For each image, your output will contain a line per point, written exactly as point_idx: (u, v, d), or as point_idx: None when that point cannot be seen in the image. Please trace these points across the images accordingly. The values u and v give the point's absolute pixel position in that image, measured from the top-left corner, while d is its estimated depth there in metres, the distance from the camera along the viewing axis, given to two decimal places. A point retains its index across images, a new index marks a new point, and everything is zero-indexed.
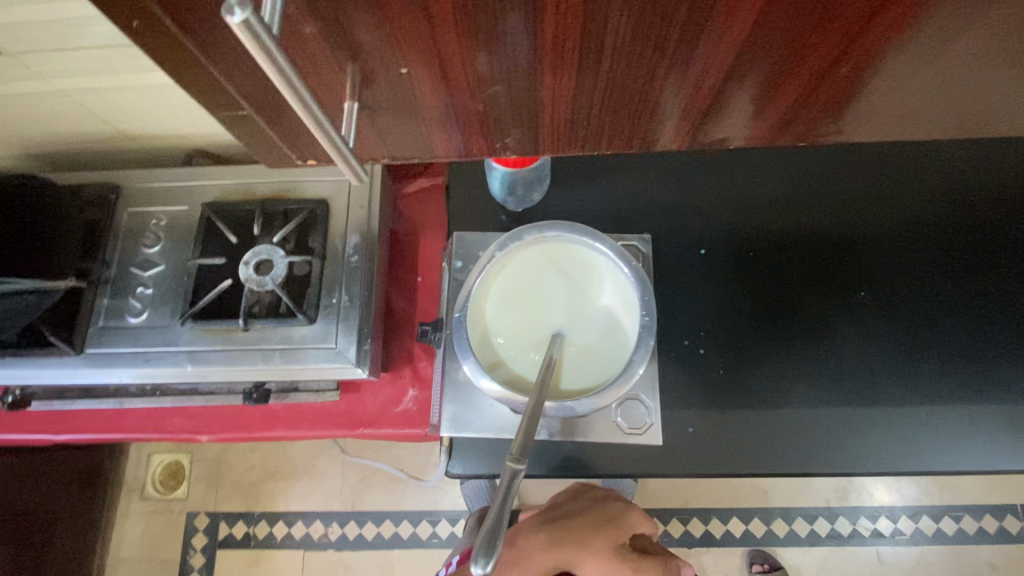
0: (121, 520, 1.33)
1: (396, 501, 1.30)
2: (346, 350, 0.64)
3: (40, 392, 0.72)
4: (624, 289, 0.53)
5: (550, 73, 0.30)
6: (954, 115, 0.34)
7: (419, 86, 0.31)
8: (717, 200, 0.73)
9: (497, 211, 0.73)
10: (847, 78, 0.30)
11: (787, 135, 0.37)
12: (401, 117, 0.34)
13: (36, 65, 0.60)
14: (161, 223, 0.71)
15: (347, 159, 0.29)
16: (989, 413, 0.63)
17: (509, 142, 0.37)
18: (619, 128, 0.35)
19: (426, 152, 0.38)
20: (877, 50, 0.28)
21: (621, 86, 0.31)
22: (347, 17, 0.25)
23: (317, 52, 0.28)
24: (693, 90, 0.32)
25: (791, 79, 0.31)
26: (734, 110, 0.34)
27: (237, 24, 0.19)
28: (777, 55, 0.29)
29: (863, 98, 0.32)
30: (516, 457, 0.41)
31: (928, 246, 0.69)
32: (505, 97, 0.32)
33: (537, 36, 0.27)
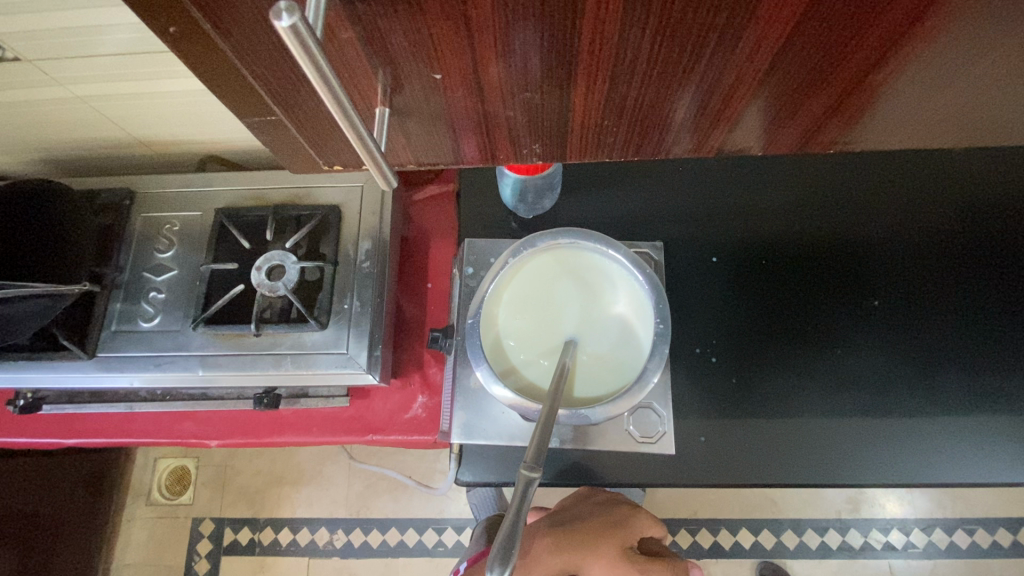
0: (127, 525, 1.32)
1: (402, 508, 1.30)
2: (357, 356, 0.64)
3: (52, 396, 0.72)
4: (638, 296, 0.53)
5: (579, 81, 0.29)
6: (982, 124, 0.34)
7: (448, 91, 0.31)
8: (729, 207, 0.73)
9: (508, 218, 0.73)
10: (875, 89, 0.30)
11: (810, 143, 0.37)
12: (427, 123, 0.34)
13: (54, 72, 0.61)
14: (174, 228, 0.72)
15: (379, 165, 0.28)
16: (1007, 425, 0.62)
17: (535, 150, 0.37)
18: (644, 135, 0.36)
19: (450, 157, 0.38)
20: (908, 61, 0.28)
21: (648, 96, 0.31)
22: (383, 23, 0.25)
23: (352, 58, 0.28)
24: (721, 99, 0.31)
25: (818, 90, 0.31)
26: (757, 120, 0.34)
27: (284, 29, 0.19)
28: (806, 65, 0.29)
29: (889, 109, 0.32)
30: (530, 465, 0.40)
31: (944, 255, 0.69)
32: (534, 104, 0.32)
33: (571, 43, 0.27)
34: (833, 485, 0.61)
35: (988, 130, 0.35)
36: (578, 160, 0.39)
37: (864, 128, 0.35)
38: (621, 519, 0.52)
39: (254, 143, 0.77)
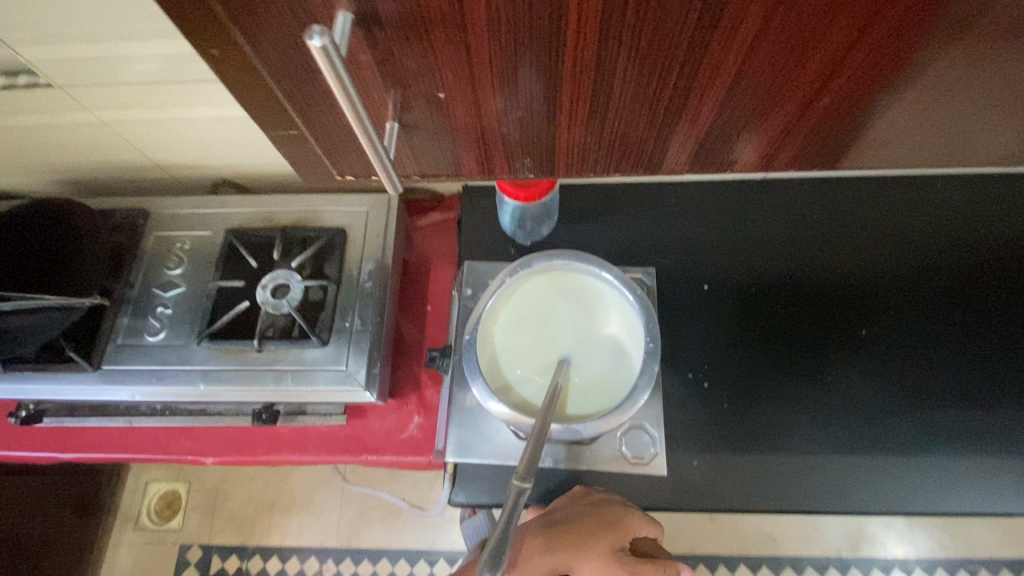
0: (112, 550, 1.30)
1: (394, 538, 1.27)
2: (356, 373, 0.65)
3: (53, 409, 0.73)
4: (629, 316, 0.55)
5: (572, 94, 0.31)
6: (964, 151, 0.35)
7: (451, 106, 0.32)
8: (720, 238, 0.76)
9: (507, 244, 0.76)
10: (838, 112, 0.31)
11: (808, 166, 0.37)
12: (432, 137, 0.35)
13: (83, 98, 0.65)
14: (185, 246, 0.74)
15: (387, 169, 0.31)
16: (994, 453, 0.63)
17: (527, 163, 0.38)
18: (627, 153, 0.36)
19: (453, 169, 0.39)
20: (863, 83, 0.29)
21: (618, 112, 0.32)
22: (396, 47, 0.28)
23: (369, 78, 0.30)
24: (690, 121, 0.33)
25: (783, 110, 0.32)
26: (736, 143, 0.35)
27: (316, 48, 0.22)
28: (769, 86, 0.30)
29: (854, 134, 0.33)
30: (522, 476, 0.42)
31: (924, 286, 0.72)
32: (531, 119, 0.33)
33: (564, 58, 0.28)
34: (825, 511, 0.62)
35: (955, 160, 0.36)
36: (567, 177, 0.40)
37: (839, 154, 0.35)
38: (614, 522, 0.50)
39: (267, 169, 0.81)
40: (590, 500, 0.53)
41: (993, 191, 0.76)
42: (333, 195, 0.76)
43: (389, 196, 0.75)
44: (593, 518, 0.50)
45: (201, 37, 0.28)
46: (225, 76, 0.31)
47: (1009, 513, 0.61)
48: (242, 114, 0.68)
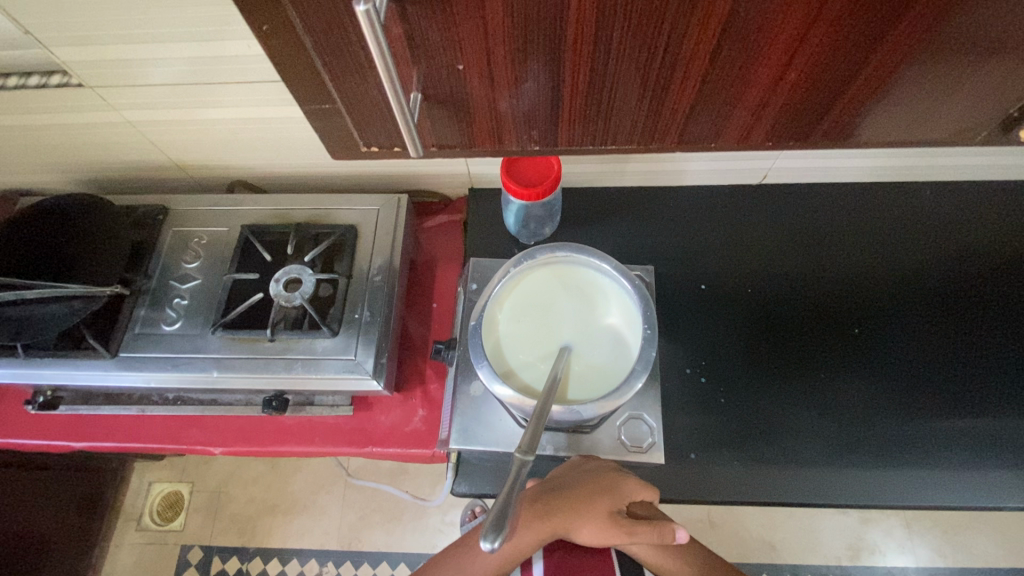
0: (114, 550, 1.30)
1: (394, 542, 1.28)
2: (364, 362, 0.68)
3: (69, 397, 0.75)
4: (627, 304, 0.58)
5: (581, 71, 0.33)
6: (946, 129, 0.37)
7: (468, 82, 0.34)
8: (716, 240, 0.79)
9: (512, 244, 0.79)
10: (810, 80, 0.33)
11: (805, 142, 0.39)
12: (448, 112, 0.37)
13: (112, 98, 0.68)
14: (202, 241, 0.77)
15: (411, 130, 0.33)
16: (981, 447, 0.65)
17: (534, 138, 0.39)
18: (621, 127, 0.38)
19: (467, 141, 0.40)
20: (830, 48, 0.31)
21: (606, 83, 0.34)
22: (419, 19, 0.30)
23: (398, 51, 0.31)
24: (675, 95, 0.35)
25: (760, 79, 0.33)
26: (722, 118, 0.37)
27: (361, 12, 0.25)
28: (745, 55, 0.31)
29: (828, 105, 0.35)
30: (525, 449, 0.44)
31: (912, 286, 0.75)
32: (541, 94, 0.35)
33: (575, 36, 0.30)
34: (818, 502, 0.63)
35: (930, 134, 0.38)
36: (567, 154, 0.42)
37: (819, 126, 0.37)
38: (611, 487, 0.56)
39: (282, 170, 0.85)
40: (589, 469, 0.59)
41: (978, 196, 0.79)
42: (344, 195, 0.79)
43: (398, 196, 0.78)
44: (593, 486, 0.56)
45: None
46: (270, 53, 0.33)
47: (997, 506, 0.63)
48: (261, 115, 0.71)
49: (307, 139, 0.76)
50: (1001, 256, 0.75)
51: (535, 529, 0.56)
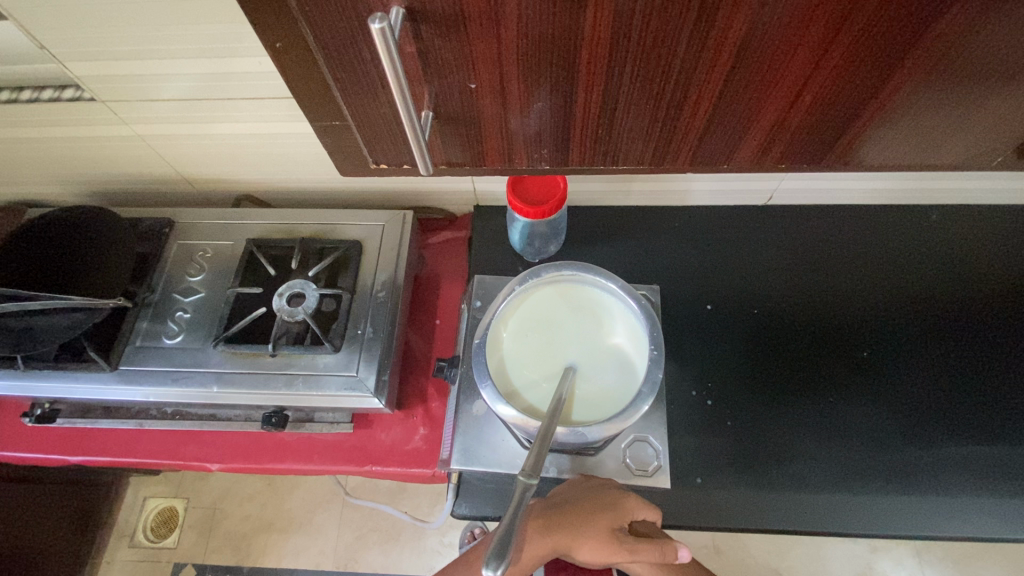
0: (106, 567, 1.28)
1: (391, 564, 1.25)
2: (366, 378, 0.67)
3: (67, 410, 0.74)
4: (633, 325, 0.57)
5: (591, 91, 0.33)
6: (958, 154, 0.37)
7: (480, 100, 0.34)
8: (722, 261, 0.79)
9: (516, 262, 0.79)
10: (825, 104, 0.33)
11: (813, 163, 0.39)
12: (458, 130, 0.37)
13: (123, 112, 0.69)
14: (206, 255, 0.77)
15: (421, 147, 0.33)
16: (996, 476, 0.63)
17: (546, 155, 0.39)
18: (631, 147, 0.38)
19: (475, 160, 0.40)
20: (845, 73, 0.31)
21: (619, 102, 0.34)
22: (434, 38, 0.30)
23: (411, 69, 0.32)
24: (690, 114, 0.34)
25: (775, 101, 0.33)
26: (737, 137, 0.37)
27: (377, 30, 0.25)
28: (760, 77, 0.31)
29: (841, 129, 0.35)
30: (528, 473, 0.43)
31: (921, 310, 0.74)
32: (550, 114, 0.35)
33: (587, 57, 0.30)
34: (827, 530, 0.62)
35: (939, 158, 0.37)
36: (580, 172, 0.41)
37: (834, 147, 0.37)
38: (613, 504, 0.55)
39: (288, 185, 0.85)
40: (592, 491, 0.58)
41: (987, 220, 0.79)
42: (350, 211, 0.80)
43: (404, 212, 0.78)
44: (594, 501, 0.55)
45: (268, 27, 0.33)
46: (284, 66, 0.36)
47: (1013, 539, 0.61)
48: (270, 131, 0.72)
49: (315, 155, 0.76)
50: (1011, 281, 0.75)
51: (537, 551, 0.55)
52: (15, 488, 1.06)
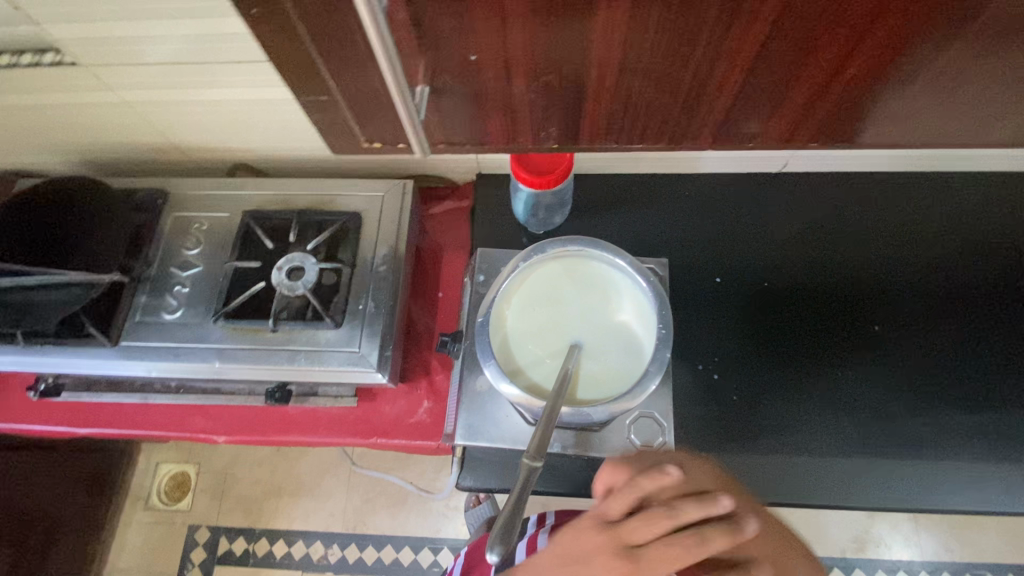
0: (123, 529, 1.31)
1: (398, 526, 1.29)
2: (368, 354, 0.66)
3: (71, 384, 0.74)
4: (641, 302, 0.55)
5: (602, 65, 0.30)
6: (995, 131, 0.34)
7: (482, 75, 0.32)
8: (732, 231, 0.76)
9: (520, 233, 0.77)
10: (863, 73, 0.30)
11: (840, 140, 0.36)
12: (459, 105, 0.35)
13: (107, 77, 0.66)
14: (202, 227, 0.75)
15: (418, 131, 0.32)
16: (1005, 451, 0.63)
17: (552, 130, 0.37)
18: (645, 122, 0.35)
19: (477, 137, 0.38)
20: (887, 40, 0.28)
21: (633, 76, 0.31)
22: (427, 7, 0.27)
23: (401, 41, 0.29)
24: (716, 84, 0.32)
25: (805, 70, 0.30)
26: (762, 109, 0.34)
27: None
28: (792, 43, 0.28)
29: (872, 104, 0.32)
30: (532, 456, 0.43)
31: (938, 283, 0.72)
32: (558, 87, 0.33)
33: (597, 28, 0.28)
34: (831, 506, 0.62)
35: (979, 135, 0.35)
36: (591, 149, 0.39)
37: (866, 121, 0.34)
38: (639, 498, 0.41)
39: (283, 152, 0.82)
40: None
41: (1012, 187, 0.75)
42: (349, 181, 0.77)
43: (404, 182, 0.76)
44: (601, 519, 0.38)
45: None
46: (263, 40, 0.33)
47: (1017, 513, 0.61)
48: (263, 97, 0.68)
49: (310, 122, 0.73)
50: None
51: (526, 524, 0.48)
52: None
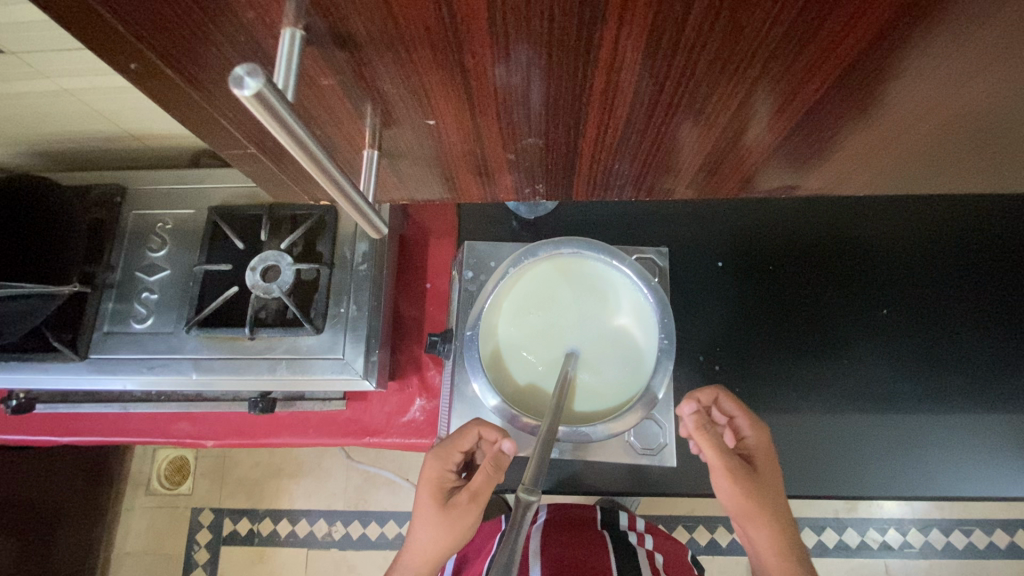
0: (126, 514, 1.30)
1: (399, 502, 1.28)
2: (354, 361, 0.63)
3: (45, 395, 0.71)
4: (642, 310, 0.53)
5: (567, 101, 0.30)
6: (977, 144, 0.33)
7: (441, 115, 0.32)
8: (735, 212, 0.72)
9: (509, 219, 0.72)
10: (820, 147, 0.34)
11: (818, 157, 0.36)
12: (419, 135, 0.35)
13: (40, 64, 0.58)
14: (167, 226, 0.70)
15: (369, 216, 0.32)
16: (1000, 432, 0.64)
17: (545, 181, 0.42)
18: (618, 144, 0.35)
19: (453, 151, 0.37)
20: (841, 83, 0.27)
21: (597, 108, 0.31)
22: (371, 71, 0.28)
23: (331, 100, 0.31)
24: (682, 127, 0.33)
25: (776, 149, 0.35)
26: (734, 164, 0.38)
27: (249, 95, 0.20)
28: (752, 126, 0.32)
29: (840, 129, 0.32)
30: (528, 488, 0.40)
31: (944, 261, 0.69)
32: (525, 117, 0.32)
33: (551, 69, 0.27)
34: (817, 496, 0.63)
35: (965, 145, 0.33)
36: (584, 190, 0.44)
37: (825, 180, 0.39)
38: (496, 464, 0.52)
39: None
40: None
41: None
42: None
43: None
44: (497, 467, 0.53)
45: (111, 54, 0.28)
46: (145, 86, 0.31)
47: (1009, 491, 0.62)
48: None
49: None
50: None
51: (429, 467, 0.54)
52: (29, 451, 1.04)
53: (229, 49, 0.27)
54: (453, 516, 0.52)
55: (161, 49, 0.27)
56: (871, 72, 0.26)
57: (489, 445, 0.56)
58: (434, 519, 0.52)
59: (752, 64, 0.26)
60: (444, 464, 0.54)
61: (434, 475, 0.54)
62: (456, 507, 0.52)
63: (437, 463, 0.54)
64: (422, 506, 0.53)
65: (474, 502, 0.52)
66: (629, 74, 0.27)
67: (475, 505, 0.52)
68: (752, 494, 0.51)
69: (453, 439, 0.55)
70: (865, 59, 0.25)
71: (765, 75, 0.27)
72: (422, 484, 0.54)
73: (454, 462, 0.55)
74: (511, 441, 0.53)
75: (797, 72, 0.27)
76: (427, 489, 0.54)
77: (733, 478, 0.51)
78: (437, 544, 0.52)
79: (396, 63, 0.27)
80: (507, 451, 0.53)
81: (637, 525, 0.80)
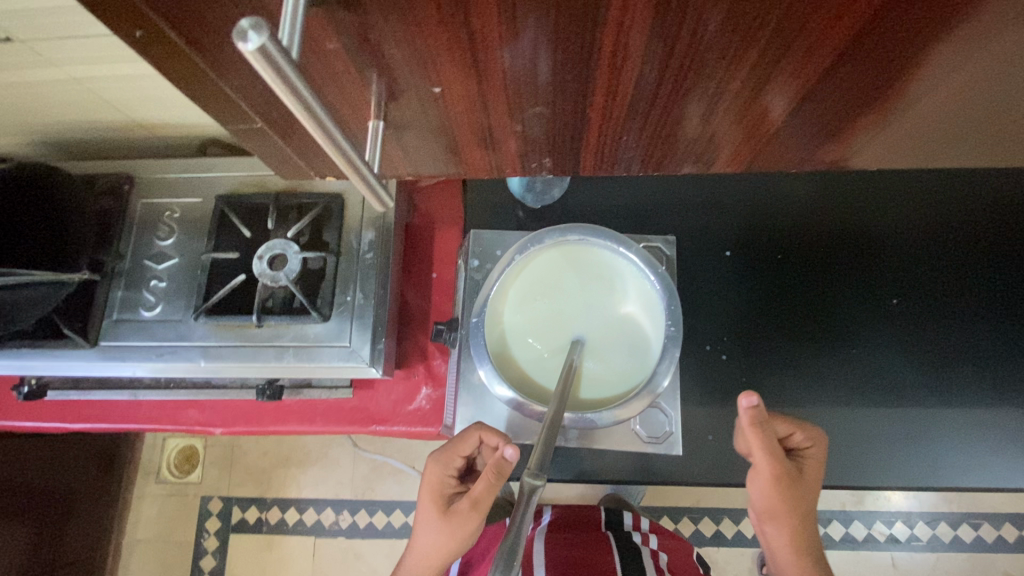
0: (136, 501, 1.32)
1: (406, 491, 1.29)
2: (360, 349, 0.63)
3: (56, 382, 0.72)
4: (649, 296, 0.53)
5: (569, 69, 0.30)
6: (985, 117, 0.33)
7: (446, 83, 0.32)
8: (743, 199, 0.72)
9: (515, 208, 0.72)
10: (827, 121, 0.34)
11: (825, 130, 0.35)
12: (426, 106, 0.35)
13: (48, 53, 0.58)
14: (174, 215, 0.70)
15: (374, 186, 0.32)
16: (1010, 421, 0.63)
17: (548, 158, 0.42)
18: (623, 116, 0.35)
19: (456, 126, 0.37)
20: (844, 49, 0.27)
21: (598, 77, 0.31)
22: (377, 35, 0.28)
23: (335, 64, 0.30)
24: (686, 97, 0.33)
25: (783, 121, 0.35)
26: (738, 138, 0.38)
27: (252, 50, 0.20)
28: (755, 99, 0.32)
29: (846, 99, 0.32)
30: (533, 472, 0.40)
31: (954, 247, 0.69)
32: (528, 86, 0.32)
33: (555, 34, 0.27)
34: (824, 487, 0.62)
35: (972, 117, 0.33)
36: (589, 168, 0.43)
37: (829, 155, 0.39)
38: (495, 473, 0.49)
39: None
40: None
41: None
42: None
43: None
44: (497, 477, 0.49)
45: (114, 22, 0.28)
46: (149, 56, 0.31)
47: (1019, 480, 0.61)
48: None
49: None
50: None
51: (431, 473, 0.54)
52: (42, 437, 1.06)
53: (228, 6, 0.27)
54: (454, 522, 0.52)
55: (165, 13, 0.27)
56: (879, 36, 0.26)
57: (492, 451, 0.55)
58: (436, 526, 0.52)
59: (754, 30, 0.26)
60: (445, 469, 0.55)
61: (434, 480, 0.54)
62: (456, 513, 0.52)
63: (437, 468, 0.54)
64: (426, 510, 0.54)
65: (475, 510, 0.51)
66: (634, 38, 0.27)
67: (476, 513, 0.51)
68: (786, 498, 0.50)
69: (453, 443, 0.55)
70: (869, 23, 0.25)
71: (766, 42, 0.27)
72: (423, 488, 0.55)
73: (454, 467, 0.55)
74: (515, 449, 0.48)
75: (798, 39, 0.27)
76: (429, 493, 0.54)
77: (773, 482, 0.49)
78: (439, 549, 0.52)
79: (399, 27, 0.27)
80: (509, 459, 0.48)
81: (640, 525, 0.80)
